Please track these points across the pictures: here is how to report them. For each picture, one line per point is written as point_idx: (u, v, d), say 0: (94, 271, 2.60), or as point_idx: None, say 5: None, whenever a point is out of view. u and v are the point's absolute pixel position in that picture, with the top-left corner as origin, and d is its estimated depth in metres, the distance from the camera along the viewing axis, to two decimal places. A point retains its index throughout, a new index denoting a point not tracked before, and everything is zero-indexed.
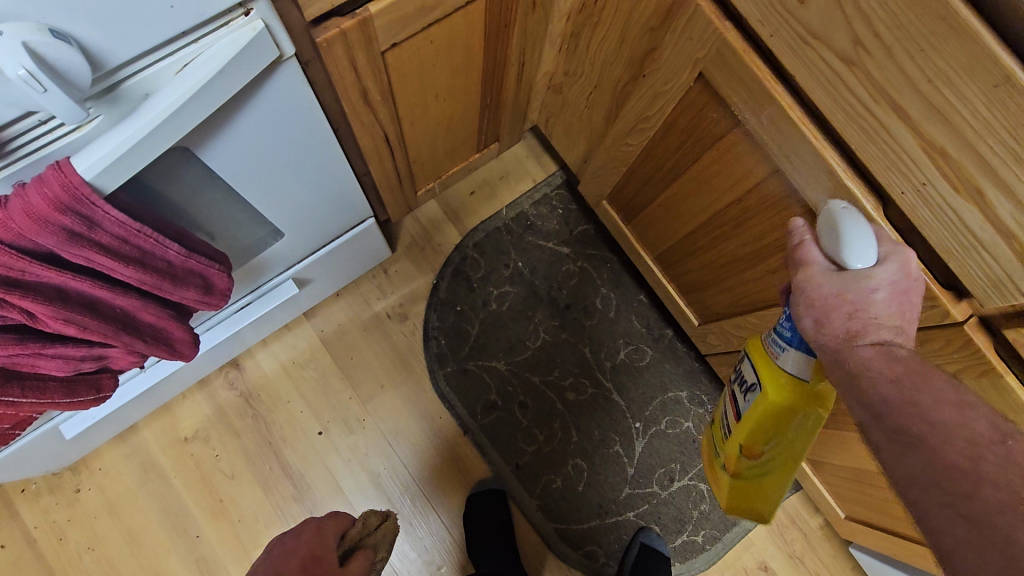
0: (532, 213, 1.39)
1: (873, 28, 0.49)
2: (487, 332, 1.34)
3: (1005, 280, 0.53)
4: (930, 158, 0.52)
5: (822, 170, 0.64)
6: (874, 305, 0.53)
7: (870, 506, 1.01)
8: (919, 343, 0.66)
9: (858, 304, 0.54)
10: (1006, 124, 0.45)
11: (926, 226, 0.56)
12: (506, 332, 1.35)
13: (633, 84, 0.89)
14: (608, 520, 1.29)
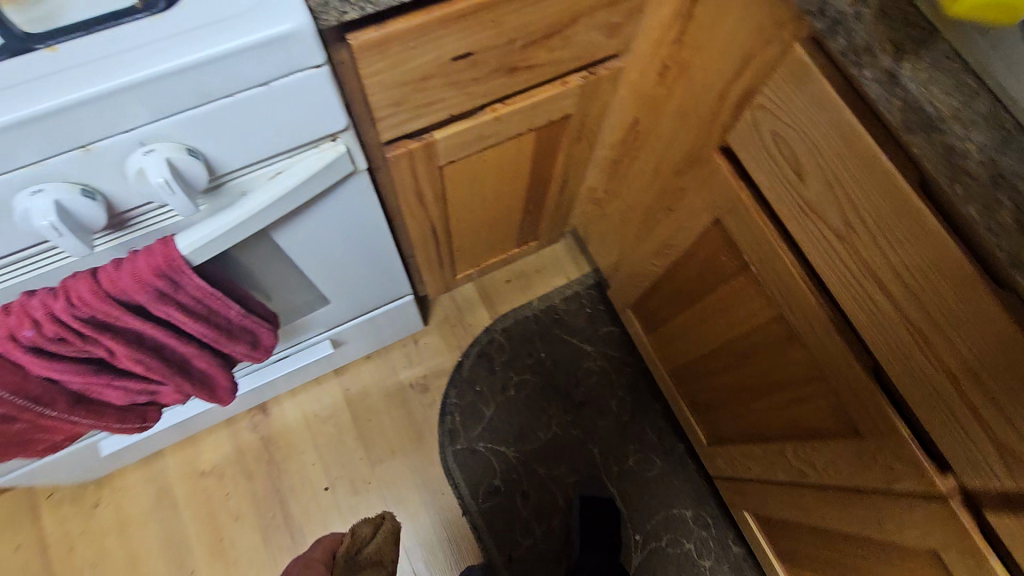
0: (562, 308, 1.47)
1: (859, 214, 0.56)
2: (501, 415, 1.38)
3: (981, 460, 0.56)
4: (909, 334, 0.57)
5: (820, 323, 0.69)
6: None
7: None
8: (909, 508, 0.68)
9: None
10: (975, 319, 0.50)
11: (910, 394, 0.60)
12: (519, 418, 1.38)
13: (661, 213, 0.97)
14: None
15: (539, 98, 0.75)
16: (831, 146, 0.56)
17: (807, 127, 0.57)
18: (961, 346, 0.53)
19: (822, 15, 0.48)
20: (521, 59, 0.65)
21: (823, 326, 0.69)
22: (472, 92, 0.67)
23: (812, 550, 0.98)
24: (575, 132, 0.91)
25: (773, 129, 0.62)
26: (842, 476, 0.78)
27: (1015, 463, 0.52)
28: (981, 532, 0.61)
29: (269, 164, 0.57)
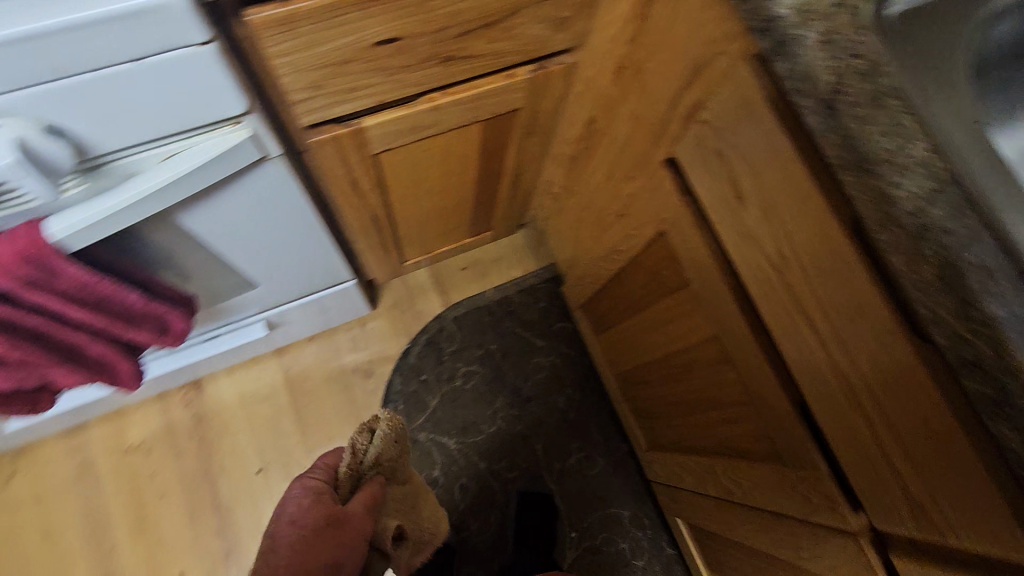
0: (516, 300, 1.43)
1: (793, 247, 0.53)
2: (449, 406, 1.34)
3: (889, 506, 0.55)
4: (831, 373, 0.55)
5: (750, 350, 0.67)
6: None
7: None
8: (822, 540, 0.67)
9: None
10: (895, 370, 0.48)
11: (830, 434, 0.59)
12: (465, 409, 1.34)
13: (612, 216, 0.94)
14: None
15: (482, 89, 0.70)
16: (769, 174, 0.52)
17: (747, 151, 0.54)
18: (879, 395, 0.51)
19: (766, 35, 0.45)
20: (457, 48, 0.60)
21: (753, 355, 0.67)
22: (402, 80, 0.62)
23: (735, 564, 0.98)
24: (526, 126, 0.86)
25: (716, 148, 0.59)
26: (765, 500, 0.77)
27: (920, 514, 0.51)
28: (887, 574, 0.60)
29: (158, 146, 0.51)
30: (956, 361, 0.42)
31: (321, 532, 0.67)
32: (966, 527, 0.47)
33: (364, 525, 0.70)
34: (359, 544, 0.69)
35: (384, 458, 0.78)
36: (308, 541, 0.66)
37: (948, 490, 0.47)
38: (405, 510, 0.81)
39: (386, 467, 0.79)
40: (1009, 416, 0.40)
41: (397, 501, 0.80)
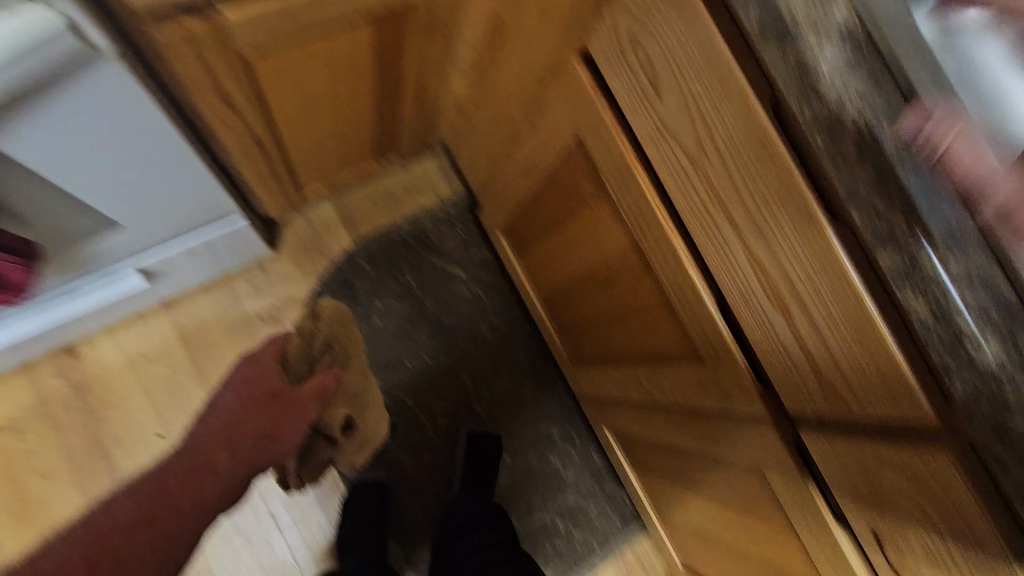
0: (432, 230, 1.36)
1: (713, 137, 0.51)
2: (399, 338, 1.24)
3: (801, 387, 0.57)
4: (750, 266, 0.55)
5: (671, 253, 0.66)
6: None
7: (701, 556, 1.06)
8: (739, 428, 0.71)
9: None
10: (813, 253, 0.48)
11: (748, 326, 0.60)
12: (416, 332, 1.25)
13: (525, 127, 0.88)
14: None
15: None
16: (689, 57, 0.49)
17: (666, 32, 0.50)
18: (798, 280, 0.51)
19: None
20: None
21: (675, 258, 0.66)
22: None
23: (659, 461, 1.03)
24: (425, 24, 0.76)
25: (632, 33, 0.54)
26: (686, 399, 0.80)
27: (829, 391, 0.54)
28: (796, 450, 0.65)
29: None
30: (871, 234, 0.42)
31: (263, 405, 0.72)
32: (870, 396, 0.50)
33: (309, 409, 0.74)
34: (299, 425, 0.73)
35: (335, 341, 0.82)
36: (245, 408, 0.72)
37: (856, 365, 0.49)
38: (353, 400, 0.81)
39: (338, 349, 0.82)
40: (916, 282, 0.41)
41: (347, 390, 0.81)
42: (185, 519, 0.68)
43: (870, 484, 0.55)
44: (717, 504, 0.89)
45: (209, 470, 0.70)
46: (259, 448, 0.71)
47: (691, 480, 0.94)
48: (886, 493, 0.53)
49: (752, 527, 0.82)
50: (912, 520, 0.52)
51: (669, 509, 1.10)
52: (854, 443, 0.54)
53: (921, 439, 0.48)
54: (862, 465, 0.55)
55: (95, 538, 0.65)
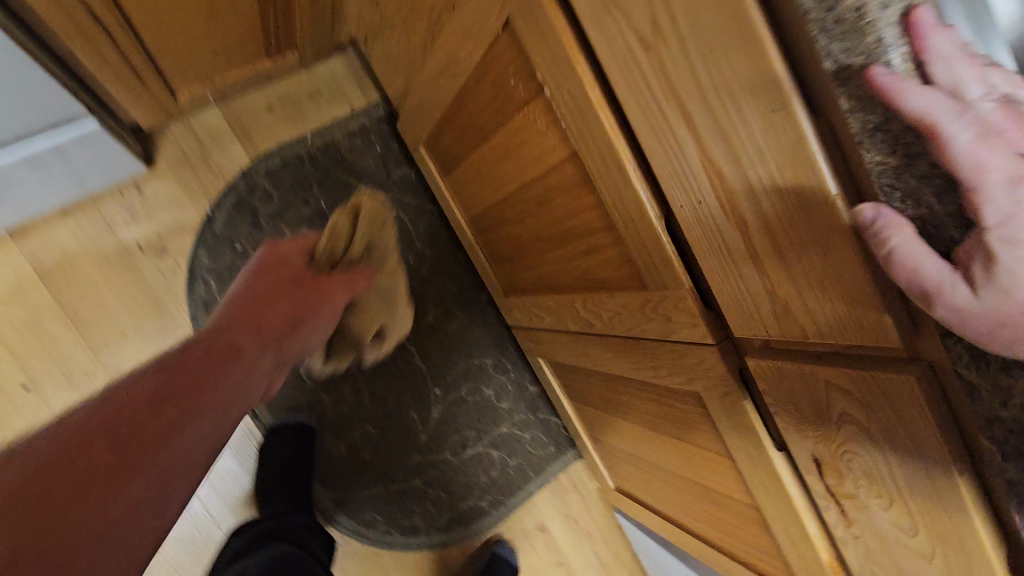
0: (344, 146, 1.19)
1: (671, 10, 0.41)
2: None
3: (753, 313, 0.52)
4: (705, 175, 0.47)
5: (614, 164, 0.57)
6: (902, 244, 0.33)
7: (633, 478, 1.06)
8: (682, 357, 0.66)
9: (905, 246, 0.33)
10: (783, 154, 0.40)
11: (698, 247, 0.53)
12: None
13: (445, 11, 0.73)
14: (393, 488, 1.23)
15: None
16: None
17: None
18: (760, 188, 0.43)
19: None
20: None
21: (618, 167, 0.57)
22: None
23: (594, 390, 1.00)
24: None
25: None
26: (625, 327, 0.75)
27: (784, 316, 0.48)
28: (741, 378, 0.60)
29: None
30: (856, 126, 0.34)
31: (290, 288, 0.62)
32: (831, 322, 0.44)
33: (329, 312, 0.65)
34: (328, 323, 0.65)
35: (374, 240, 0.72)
36: (274, 287, 0.60)
37: (818, 288, 0.44)
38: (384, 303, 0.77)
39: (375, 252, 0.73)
40: (905, 186, 0.33)
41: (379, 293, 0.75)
42: (221, 419, 0.48)
43: (818, 413, 0.51)
44: (652, 431, 0.88)
45: (233, 349, 0.52)
46: (289, 337, 0.59)
47: (627, 407, 0.91)
48: (834, 423, 0.50)
49: (688, 452, 0.80)
50: (861, 447, 0.49)
51: (603, 436, 1.08)
52: (806, 371, 0.49)
53: (883, 366, 0.43)
54: (811, 394, 0.50)
55: (115, 407, 0.43)
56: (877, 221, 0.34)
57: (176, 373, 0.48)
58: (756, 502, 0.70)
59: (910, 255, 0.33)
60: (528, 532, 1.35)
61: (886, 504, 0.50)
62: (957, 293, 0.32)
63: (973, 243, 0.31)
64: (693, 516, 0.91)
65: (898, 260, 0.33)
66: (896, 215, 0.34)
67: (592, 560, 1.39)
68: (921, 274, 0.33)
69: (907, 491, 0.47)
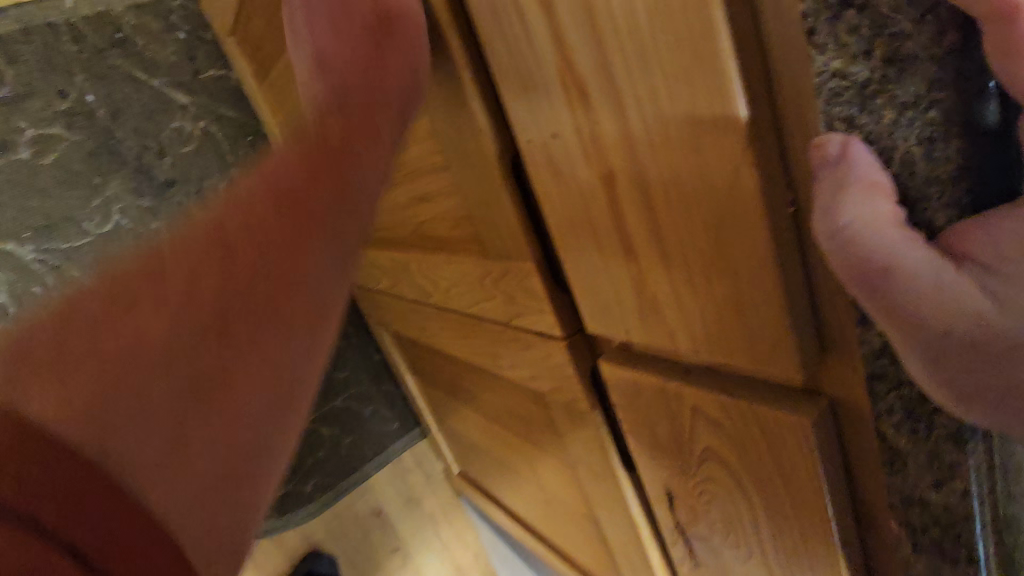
0: (125, 20, 0.73)
1: None
2: (92, 173, 0.72)
3: (612, 306, 0.37)
4: (561, 92, 0.30)
5: (444, 67, 0.38)
6: (861, 228, 0.19)
7: (480, 469, 0.92)
8: (527, 348, 0.51)
9: (869, 229, 0.19)
10: (675, 59, 0.24)
11: (550, 203, 0.37)
12: (126, 171, 0.74)
13: None
14: None
15: None
16: None
17: None
18: (635, 116, 0.27)
19: None
20: None
21: (452, 72, 0.38)
22: None
23: (437, 370, 0.82)
24: None
25: None
26: (465, 303, 0.57)
27: (651, 314, 0.34)
28: (592, 384, 0.46)
29: None
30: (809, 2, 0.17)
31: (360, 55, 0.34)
32: (711, 333, 0.30)
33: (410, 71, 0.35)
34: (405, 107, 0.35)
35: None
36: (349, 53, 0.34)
37: (703, 281, 0.29)
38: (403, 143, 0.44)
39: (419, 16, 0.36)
40: (876, 127, 0.19)
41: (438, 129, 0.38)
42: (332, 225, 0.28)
43: (678, 444, 0.38)
44: (498, 425, 0.73)
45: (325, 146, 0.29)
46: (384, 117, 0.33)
47: (472, 395, 0.75)
48: (696, 459, 0.37)
49: (539, 451, 0.65)
50: (723, 493, 0.37)
51: (447, 420, 0.93)
52: (670, 391, 0.36)
53: (771, 404, 0.30)
54: (673, 419, 0.38)
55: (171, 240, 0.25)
56: (821, 188, 0.20)
57: (265, 230, 0.26)
58: (598, 519, 0.59)
59: (876, 244, 0.19)
60: (367, 535, 1.11)
61: (742, 559, 0.39)
62: (957, 304, 0.18)
63: (1007, 230, 0.18)
64: (535, 515, 0.80)
65: (859, 256, 0.19)
66: (877, 164, 0.19)
67: (440, 559, 1.18)
68: (897, 279, 0.19)
69: (771, 553, 0.36)
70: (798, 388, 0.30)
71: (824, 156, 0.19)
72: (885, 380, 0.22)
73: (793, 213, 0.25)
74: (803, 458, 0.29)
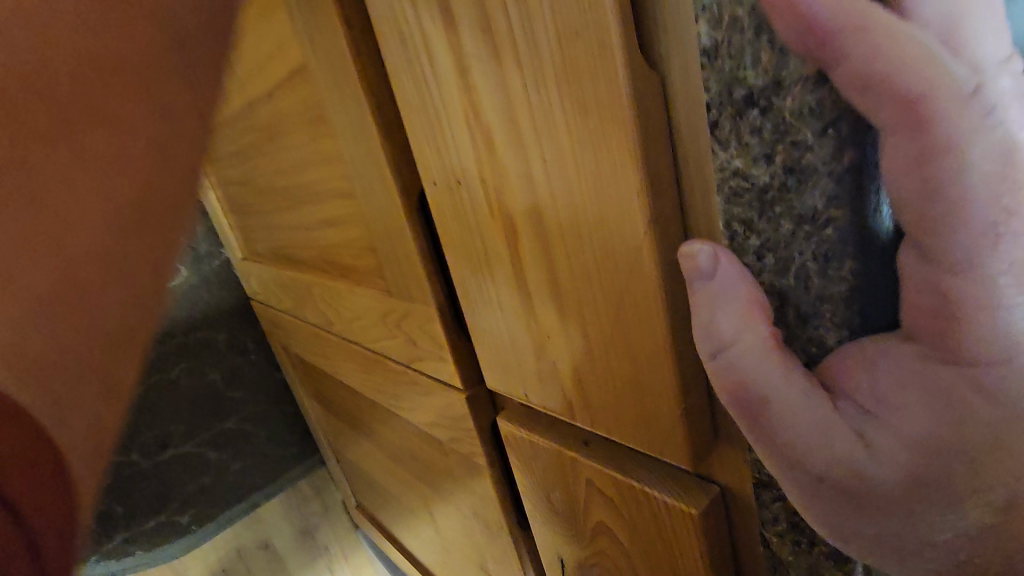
0: None
1: None
2: None
3: (512, 367, 0.34)
4: (470, 142, 0.28)
5: (352, 92, 0.35)
6: (734, 356, 0.18)
7: (380, 505, 0.87)
8: (427, 392, 0.47)
9: (744, 358, 0.18)
10: (581, 128, 0.22)
11: (453, 254, 0.34)
12: None
13: None
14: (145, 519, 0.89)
15: None
16: None
17: None
18: (541, 180, 0.25)
19: None
20: None
21: (357, 99, 0.35)
22: None
23: (338, 399, 0.76)
24: None
25: None
26: (367, 337, 0.53)
27: (549, 381, 0.32)
28: (492, 438, 0.44)
29: None
30: (713, 93, 0.16)
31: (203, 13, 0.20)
32: (609, 414, 0.28)
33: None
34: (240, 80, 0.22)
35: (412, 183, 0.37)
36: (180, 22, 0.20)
37: (600, 361, 0.27)
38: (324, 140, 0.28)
39: (407, 193, 0.37)
40: (773, 239, 0.17)
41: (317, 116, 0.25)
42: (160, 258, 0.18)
43: (571, 513, 0.36)
44: (398, 462, 0.68)
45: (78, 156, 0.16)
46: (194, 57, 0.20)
47: (373, 429, 0.70)
48: (588, 532, 0.36)
49: (436, 497, 0.62)
50: (612, 568, 0.35)
51: (348, 453, 0.86)
52: (565, 460, 0.34)
53: (664, 488, 0.29)
54: (566, 487, 0.36)
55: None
56: (695, 313, 0.19)
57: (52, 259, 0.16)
58: (490, 570, 0.56)
59: (752, 378, 0.18)
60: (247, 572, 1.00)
61: None
62: (831, 453, 0.17)
63: (883, 369, 0.16)
64: (432, 558, 0.76)
65: (736, 386, 0.18)
66: (746, 280, 0.18)
67: None
68: (771, 414, 0.18)
69: None
70: (690, 472, 0.29)
71: (697, 276, 0.18)
72: (770, 488, 0.21)
73: None
74: (690, 548, 0.28)
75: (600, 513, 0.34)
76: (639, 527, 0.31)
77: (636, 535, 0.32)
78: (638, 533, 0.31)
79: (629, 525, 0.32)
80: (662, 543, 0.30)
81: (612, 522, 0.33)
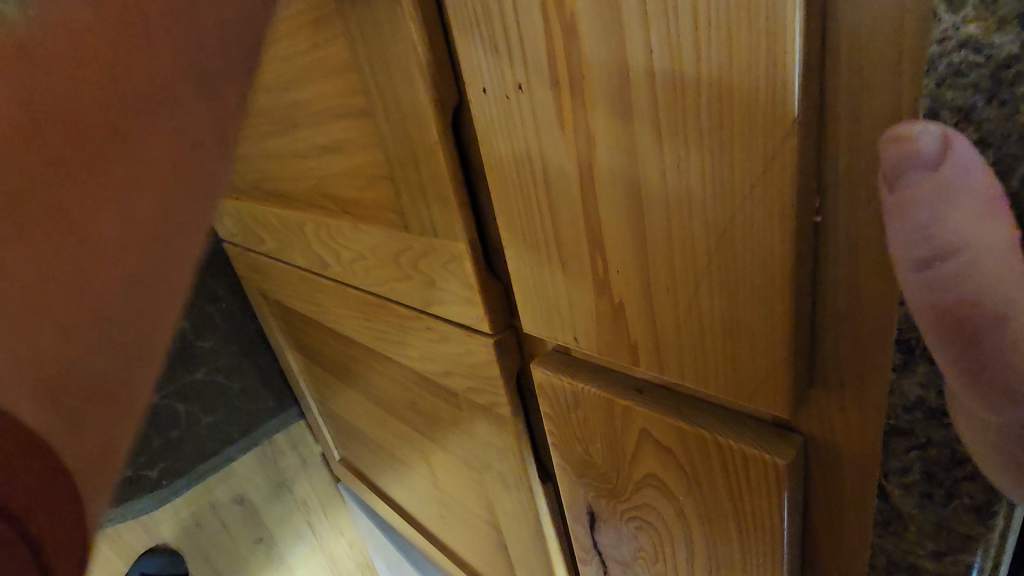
0: None
1: None
2: None
3: (558, 309, 0.31)
4: (542, 36, 0.24)
5: None
6: (964, 264, 0.16)
7: (368, 458, 0.84)
8: (442, 339, 0.44)
9: (974, 267, 0.16)
10: (715, 10, 0.18)
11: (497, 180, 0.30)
12: None
13: None
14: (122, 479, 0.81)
15: None
16: None
17: None
18: (641, 79, 0.21)
19: None
20: None
21: None
22: None
23: (326, 349, 0.72)
24: None
25: None
26: (371, 281, 0.49)
27: (609, 322, 0.28)
28: (517, 387, 0.41)
29: None
30: None
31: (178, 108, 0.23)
32: (687, 356, 0.25)
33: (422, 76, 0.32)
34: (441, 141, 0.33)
35: (449, 98, 0.32)
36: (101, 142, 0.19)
37: (685, 298, 0.24)
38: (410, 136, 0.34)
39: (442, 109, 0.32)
40: (999, 127, 0.16)
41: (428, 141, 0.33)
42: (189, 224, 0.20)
43: (613, 466, 0.34)
44: (395, 415, 0.65)
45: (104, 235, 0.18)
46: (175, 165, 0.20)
47: (366, 381, 0.66)
48: (631, 484, 0.33)
49: (438, 449, 0.59)
50: (656, 522, 0.33)
51: (334, 405, 0.83)
52: (615, 408, 0.31)
53: (739, 437, 0.26)
54: (610, 438, 0.33)
55: None
56: (896, 213, 0.17)
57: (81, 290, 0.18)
58: (499, 523, 0.55)
59: (986, 289, 0.16)
60: (227, 531, 0.95)
61: None
62: None
63: None
64: (427, 510, 0.74)
65: (961, 298, 0.16)
66: (986, 178, 0.16)
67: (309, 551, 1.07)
68: (1004, 336, 0.16)
69: None
70: (768, 421, 0.26)
71: (907, 169, 0.16)
72: (907, 437, 0.19)
73: (817, 225, 0.21)
74: (766, 500, 0.26)
75: (652, 464, 0.31)
76: (702, 479, 0.29)
77: (696, 487, 0.29)
78: (699, 484, 0.29)
79: (689, 476, 0.30)
80: (730, 494, 0.28)
81: (665, 474, 0.31)
